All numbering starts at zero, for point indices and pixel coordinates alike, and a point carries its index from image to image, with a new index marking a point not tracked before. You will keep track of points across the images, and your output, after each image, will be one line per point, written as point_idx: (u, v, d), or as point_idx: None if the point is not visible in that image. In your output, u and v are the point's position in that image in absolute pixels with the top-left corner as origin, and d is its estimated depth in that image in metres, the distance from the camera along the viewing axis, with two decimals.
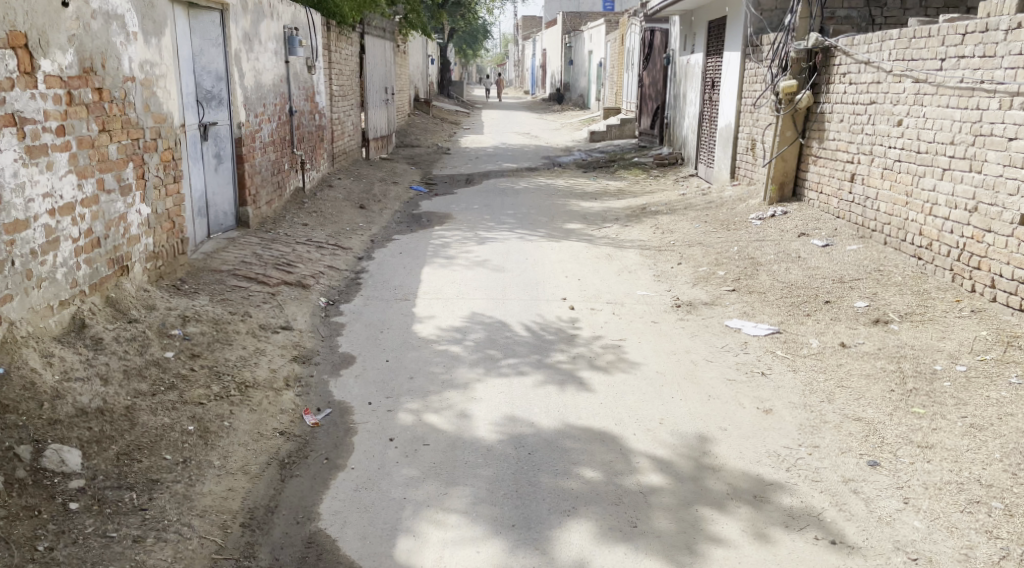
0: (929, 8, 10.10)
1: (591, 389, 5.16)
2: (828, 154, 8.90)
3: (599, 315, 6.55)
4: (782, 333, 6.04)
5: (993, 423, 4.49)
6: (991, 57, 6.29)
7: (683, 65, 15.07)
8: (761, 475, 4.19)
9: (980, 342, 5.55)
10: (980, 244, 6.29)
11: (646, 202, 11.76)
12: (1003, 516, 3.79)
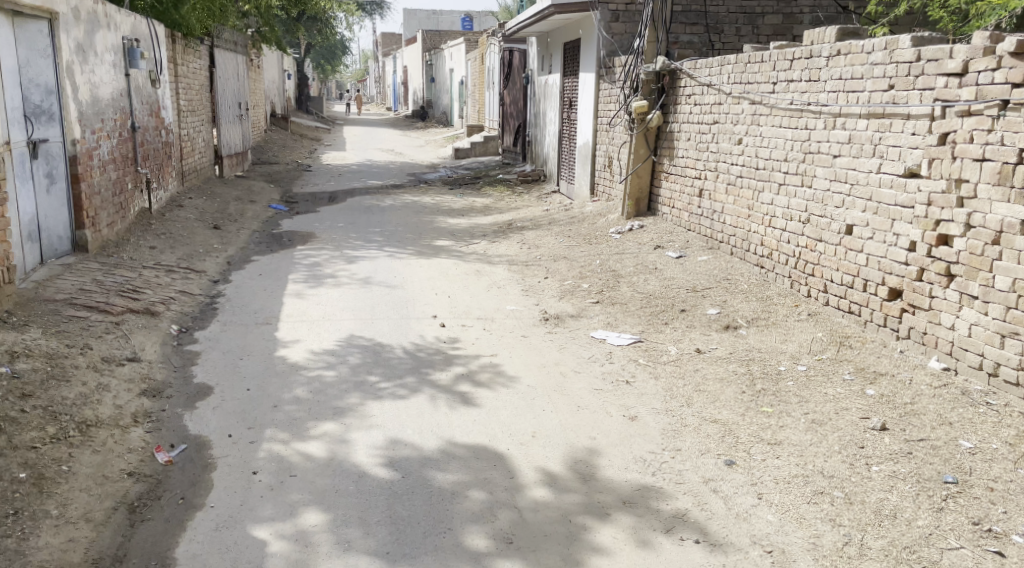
0: (762, 36, 10.80)
1: (463, 406, 5.23)
2: (678, 171, 9.39)
3: (468, 332, 6.63)
4: (643, 342, 6.32)
5: (832, 418, 4.85)
6: (815, 81, 6.82)
7: (541, 85, 15.48)
8: (628, 481, 4.36)
9: (817, 343, 6.02)
10: (814, 252, 6.81)
11: (511, 217, 12.00)
12: (844, 504, 4.01)
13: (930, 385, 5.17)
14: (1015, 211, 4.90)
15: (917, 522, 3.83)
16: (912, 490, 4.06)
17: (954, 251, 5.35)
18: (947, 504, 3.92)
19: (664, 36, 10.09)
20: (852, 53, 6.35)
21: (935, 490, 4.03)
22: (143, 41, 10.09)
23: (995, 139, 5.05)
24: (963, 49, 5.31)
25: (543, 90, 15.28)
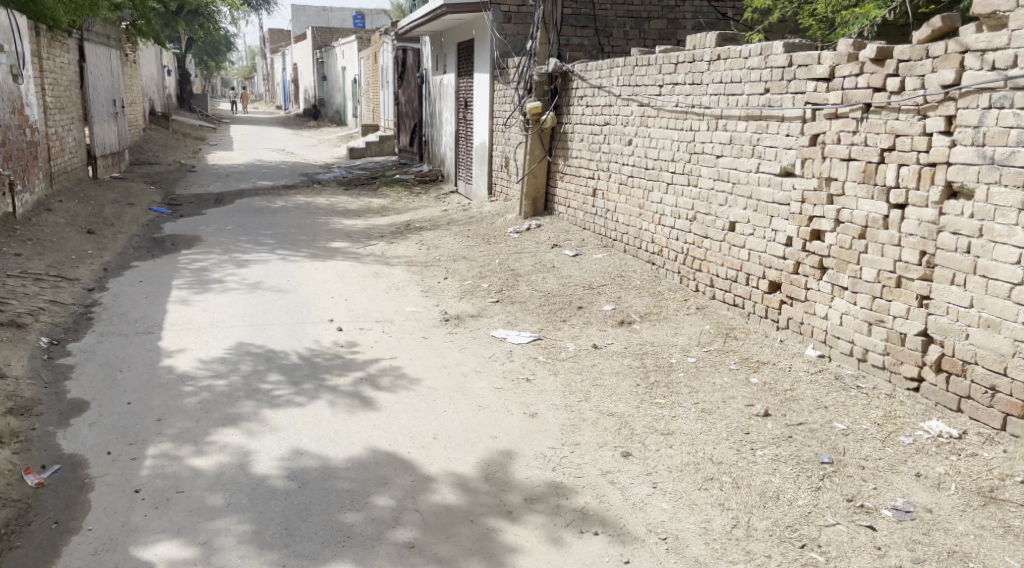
0: (648, 39, 11.10)
1: (363, 410, 5.24)
2: (573, 171, 9.61)
3: (367, 335, 6.63)
4: (542, 339, 6.46)
5: (720, 406, 5.09)
6: (698, 84, 7.11)
7: (436, 85, 15.50)
8: (529, 477, 4.45)
9: (705, 335, 6.30)
10: (701, 248, 7.11)
11: (410, 218, 11.99)
12: (732, 489, 4.17)
13: (807, 371, 5.51)
14: (878, 206, 5.26)
15: (798, 502, 4.00)
16: (792, 472, 4.26)
17: (826, 245, 5.70)
18: (824, 483, 4.13)
19: (555, 38, 10.23)
20: (732, 58, 6.66)
21: (813, 470, 4.26)
22: (2, 35, 9.58)
23: (859, 140, 5.40)
24: (829, 55, 5.65)
25: (438, 90, 15.30)
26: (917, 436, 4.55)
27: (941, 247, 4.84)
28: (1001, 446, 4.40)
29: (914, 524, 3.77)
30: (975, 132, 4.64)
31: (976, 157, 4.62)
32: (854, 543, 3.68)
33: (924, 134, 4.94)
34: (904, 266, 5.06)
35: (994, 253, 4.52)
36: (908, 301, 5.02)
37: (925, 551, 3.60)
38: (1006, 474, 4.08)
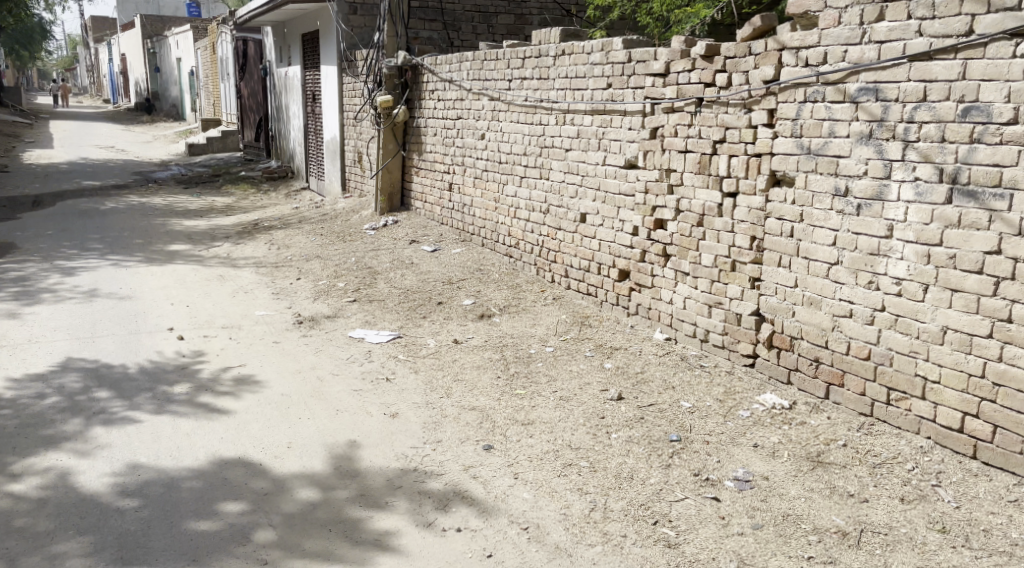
0: (496, 34, 11.35)
1: (217, 421, 5.10)
2: (427, 166, 9.67)
3: (214, 344, 6.44)
4: (402, 337, 6.51)
5: (576, 393, 5.31)
6: (545, 79, 7.31)
7: (281, 78, 15.12)
8: (389, 478, 4.39)
9: (561, 325, 6.53)
10: (554, 240, 7.36)
11: (258, 217, 11.69)
12: (590, 472, 4.34)
13: (656, 354, 5.83)
14: (713, 195, 5.62)
15: (650, 481, 4.21)
16: (645, 452, 4.50)
17: (669, 234, 6.04)
18: (674, 460, 4.39)
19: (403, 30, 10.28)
20: (575, 54, 6.88)
21: (663, 449, 4.52)
22: None
23: (694, 132, 5.74)
24: (664, 52, 5.95)
25: (283, 83, 14.92)
26: (754, 409, 4.92)
27: (768, 232, 5.22)
28: (826, 413, 4.81)
29: (753, 492, 4.06)
30: (793, 124, 5.02)
31: (795, 148, 5.01)
32: (700, 515, 3.89)
33: (750, 127, 5.31)
34: (737, 251, 5.43)
35: (814, 236, 4.92)
36: (741, 284, 5.40)
37: (763, 517, 3.85)
38: (829, 439, 4.50)
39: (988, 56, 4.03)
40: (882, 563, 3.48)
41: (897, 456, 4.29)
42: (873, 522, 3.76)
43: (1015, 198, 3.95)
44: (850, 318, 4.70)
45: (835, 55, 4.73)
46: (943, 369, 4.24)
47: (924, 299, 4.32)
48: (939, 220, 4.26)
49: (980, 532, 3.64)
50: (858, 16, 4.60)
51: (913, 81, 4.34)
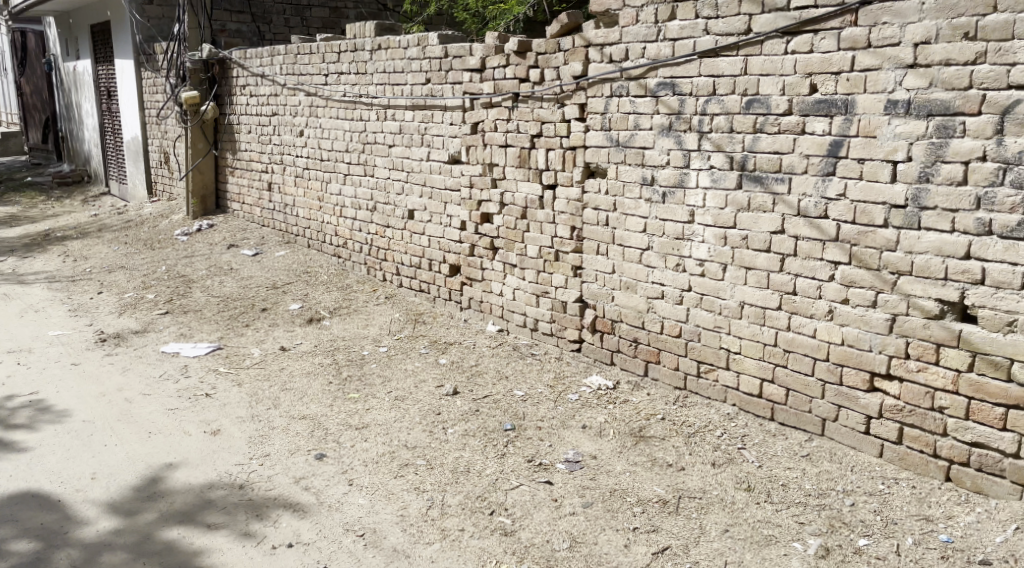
0: (311, 28, 11.23)
1: (21, 456, 4.76)
2: (243, 165, 9.43)
3: (3, 371, 6.00)
4: (223, 348, 6.32)
5: (412, 392, 5.39)
6: (363, 74, 7.30)
7: (70, 74, 14.14)
8: (211, 498, 4.26)
9: (395, 323, 6.60)
10: (383, 238, 7.40)
11: (49, 227, 10.93)
12: (426, 470, 4.43)
13: (489, 346, 6.01)
14: (534, 187, 5.84)
15: (486, 472, 4.38)
16: (480, 444, 4.66)
17: (495, 227, 6.22)
18: (508, 449, 4.58)
19: (207, 22, 10.15)
20: (391, 49, 6.92)
21: (498, 439, 4.70)
22: None
23: (513, 127, 5.93)
24: (479, 48, 6.10)
25: (73, 79, 13.95)
26: (582, 392, 5.20)
27: (586, 222, 5.49)
28: (647, 389, 5.16)
29: (582, 471, 4.32)
30: (602, 118, 5.29)
31: (606, 141, 5.29)
32: (535, 500, 4.09)
33: (563, 121, 5.55)
34: (559, 241, 5.68)
35: (627, 224, 5.23)
36: (565, 273, 5.66)
37: (592, 495, 4.10)
38: (650, 414, 4.83)
39: (765, 53, 4.40)
40: (697, 526, 3.80)
41: (708, 424, 4.67)
42: (689, 488, 4.09)
43: (793, 182, 4.34)
44: (663, 299, 5.05)
45: (635, 51, 5.03)
46: (743, 340, 4.65)
47: (724, 278, 4.71)
48: (733, 205, 4.63)
49: (780, 487, 4.05)
50: (653, 14, 4.90)
51: (703, 76, 4.68)
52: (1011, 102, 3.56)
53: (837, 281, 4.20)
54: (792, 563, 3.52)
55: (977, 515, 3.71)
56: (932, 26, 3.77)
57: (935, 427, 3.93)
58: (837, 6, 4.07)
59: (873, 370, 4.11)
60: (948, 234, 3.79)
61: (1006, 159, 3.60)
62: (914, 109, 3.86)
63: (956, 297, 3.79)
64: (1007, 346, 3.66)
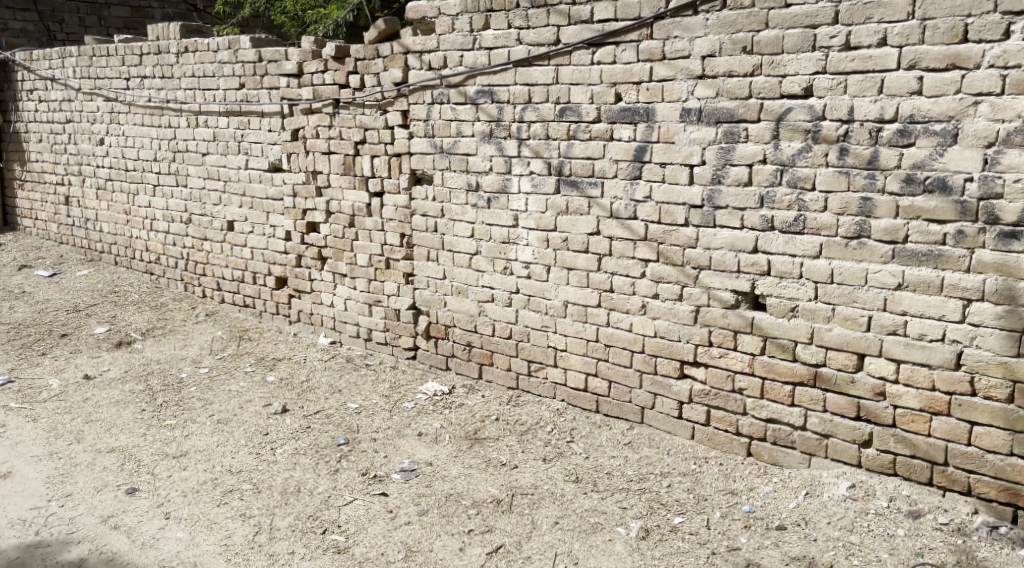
0: (110, 28, 10.80)
1: None
2: (35, 178, 8.90)
3: None
4: (15, 382, 5.84)
5: (236, 413, 5.27)
6: (170, 78, 7.08)
7: None
8: (9, 550, 3.97)
9: (217, 342, 6.43)
10: (201, 252, 7.21)
11: None
12: (252, 495, 4.37)
13: (321, 360, 6.00)
14: (360, 195, 5.85)
15: (318, 490, 4.39)
16: (312, 462, 4.66)
17: (322, 236, 6.20)
18: (341, 464, 4.61)
19: None
20: (199, 52, 6.74)
21: (330, 455, 4.72)
22: None
23: (335, 134, 5.91)
24: (296, 52, 6.06)
25: None
26: (418, 399, 5.30)
27: (415, 229, 5.57)
28: (481, 391, 5.33)
29: (418, 479, 4.43)
30: (425, 125, 5.36)
31: (429, 147, 5.36)
32: (370, 513, 4.16)
33: (386, 128, 5.58)
34: (389, 249, 5.73)
35: (454, 230, 5.35)
36: (397, 281, 5.73)
37: (427, 502, 4.21)
38: (484, 416, 5.00)
39: (573, 63, 4.62)
40: (530, 521, 4.00)
41: (540, 421, 4.89)
42: (521, 486, 4.29)
43: (606, 185, 4.60)
44: (493, 302, 5.23)
45: (453, 59, 5.13)
46: (569, 338, 4.90)
47: (549, 279, 4.93)
48: (553, 208, 4.84)
49: (605, 475, 4.32)
50: (467, 23, 5.03)
51: (519, 84, 4.86)
52: (784, 110, 3.94)
53: (648, 278, 4.51)
54: (616, 548, 3.78)
55: (774, 485, 4.12)
56: (716, 40, 4.11)
57: (738, 408, 4.32)
58: (634, 20, 4.35)
59: (683, 359, 4.45)
60: (739, 231, 4.15)
61: (782, 161, 3.98)
62: (705, 116, 4.19)
63: (748, 287, 4.16)
64: (792, 330, 4.07)
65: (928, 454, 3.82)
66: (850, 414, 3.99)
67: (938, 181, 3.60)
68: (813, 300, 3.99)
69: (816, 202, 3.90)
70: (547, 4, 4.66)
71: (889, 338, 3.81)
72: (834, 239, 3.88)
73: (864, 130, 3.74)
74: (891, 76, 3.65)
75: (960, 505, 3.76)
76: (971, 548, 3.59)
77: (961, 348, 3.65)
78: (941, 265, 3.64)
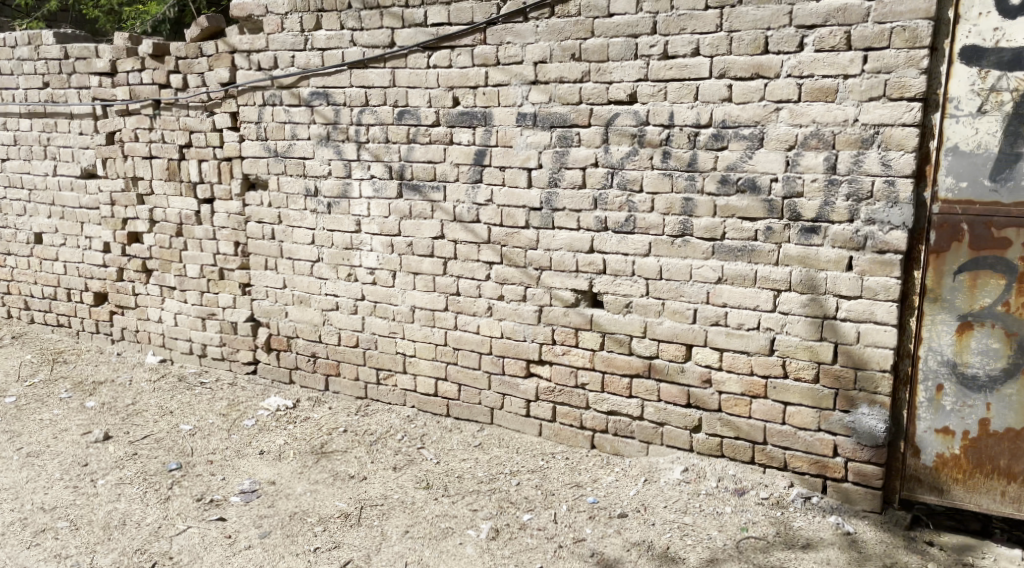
0: None
1: None
2: None
3: None
4: None
5: (50, 444, 4.87)
6: None
7: None
8: None
9: (27, 367, 5.92)
10: (4, 268, 6.63)
11: None
12: (69, 533, 4.06)
13: (149, 381, 5.67)
14: (188, 203, 5.56)
15: (146, 521, 4.15)
16: (139, 491, 4.39)
17: (145, 247, 5.85)
18: (172, 491, 4.37)
19: None
20: None
21: (160, 482, 4.46)
22: None
23: (157, 137, 5.59)
24: (108, 49, 5.68)
25: None
26: (259, 416, 5.12)
27: (250, 237, 5.36)
28: (328, 403, 5.22)
29: (258, 500, 4.28)
30: (256, 127, 5.17)
31: (262, 151, 5.18)
32: (205, 541, 3.98)
33: (214, 130, 5.34)
34: (223, 258, 5.49)
35: (293, 237, 5.19)
36: (232, 292, 5.50)
37: (269, 524, 4.09)
38: (331, 429, 4.91)
39: (410, 66, 4.62)
40: (379, 533, 3.97)
41: (389, 429, 4.86)
42: (370, 497, 4.25)
43: (448, 189, 4.62)
44: (337, 310, 5.13)
45: (284, 60, 4.99)
46: (417, 343, 4.89)
47: (394, 284, 4.90)
48: (395, 213, 4.81)
49: (455, 479, 4.35)
50: (298, 23, 4.90)
51: (355, 86, 4.79)
52: (611, 115, 4.13)
53: (493, 280, 4.58)
54: (466, 551, 3.82)
55: (616, 474, 4.31)
56: (546, 46, 4.24)
57: (581, 402, 4.48)
58: (468, 24, 4.41)
59: (529, 358, 4.56)
60: (576, 232, 4.31)
61: (612, 164, 4.16)
62: (539, 121, 4.31)
63: (586, 286, 4.33)
64: (627, 325, 4.27)
65: (749, 434, 4.12)
66: (681, 402, 4.24)
67: (748, 181, 3.89)
68: (645, 295, 4.20)
69: (644, 203, 4.11)
70: (380, 6, 4.63)
71: (713, 329, 4.08)
72: (661, 238, 4.11)
73: (683, 134, 3.98)
74: (704, 83, 3.92)
75: (779, 480, 4.09)
76: (788, 519, 3.93)
77: (774, 335, 3.96)
78: (753, 259, 3.94)
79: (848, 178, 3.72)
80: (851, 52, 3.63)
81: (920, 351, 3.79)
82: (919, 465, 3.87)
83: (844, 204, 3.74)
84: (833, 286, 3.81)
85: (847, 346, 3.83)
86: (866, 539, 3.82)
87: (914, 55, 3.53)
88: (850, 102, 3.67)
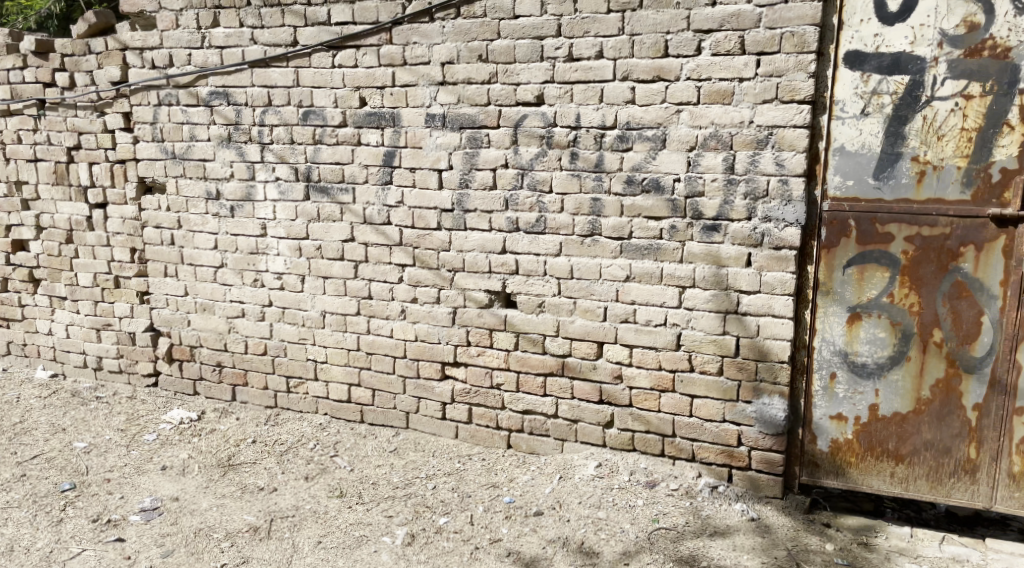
0: None
1: None
2: None
3: None
4: None
5: None
6: None
7: None
8: None
9: None
10: None
11: None
12: None
13: (39, 397, 5.32)
14: (78, 208, 5.26)
15: (36, 546, 3.89)
16: (28, 515, 4.12)
17: (31, 255, 5.50)
18: (65, 514, 4.12)
19: None
20: None
21: (52, 504, 4.20)
22: None
23: (42, 139, 5.27)
24: None
25: None
26: (160, 430, 4.90)
27: (147, 243, 5.11)
28: (235, 414, 5.05)
29: (161, 518, 4.09)
30: (151, 128, 4.95)
31: (158, 153, 4.95)
32: (103, 564, 3.77)
33: (105, 131, 5.08)
34: (118, 265, 5.22)
35: (193, 242, 4.99)
36: (129, 300, 5.24)
37: (172, 542, 3.91)
38: (239, 440, 4.75)
39: (314, 65, 4.51)
40: (290, 545, 3.86)
41: (301, 438, 4.74)
42: (280, 509, 4.12)
43: (357, 191, 4.54)
44: (243, 317, 4.96)
45: (180, 58, 4.79)
46: (328, 349, 4.79)
47: (303, 289, 4.78)
48: (302, 216, 4.69)
49: (370, 486, 4.28)
50: (194, 19, 4.71)
51: (256, 86, 4.65)
52: (519, 116, 4.15)
53: (406, 283, 4.53)
54: (381, 558, 3.76)
55: (532, 473, 4.33)
56: (453, 47, 4.22)
57: (496, 403, 4.49)
58: (373, 24, 4.35)
59: (444, 360, 4.54)
60: (488, 232, 4.31)
61: (522, 165, 4.18)
62: (448, 122, 4.29)
63: (499, 286, 4.34)
64: (540, 324, 4.31)
65: (659, 427, 4.22)
66: (593, 399, 4.30)
67: (653, 181, 3.99)
68: (557, 294, 4.24)
69: (554, 203, 4.15)
70: (281, 3, 4.51)
71: (622, 326, 4.16)
72: (571, 238, 4.16)
73: (590, 136, 4.05)
74: (608, 85, 3.99)
75: (688, 471, 4.20)
76: (698, 508, 4.04)
77: (680, 330, 4.07)
78: (659, 258, 4.03)
79: (745, 178, 3.85)
80: (745, 56, 3.77)
81: (814, 342, 3.96)
82: (816, 451, 4.05)
83: (742, 203, 3.87)
84: (735, 281, 3.94)
85: (749, 339, 3.97)
86: (772, 524, 3.97)
87: (803, 59, 3.70)
88: (745, 104, 3.81)
